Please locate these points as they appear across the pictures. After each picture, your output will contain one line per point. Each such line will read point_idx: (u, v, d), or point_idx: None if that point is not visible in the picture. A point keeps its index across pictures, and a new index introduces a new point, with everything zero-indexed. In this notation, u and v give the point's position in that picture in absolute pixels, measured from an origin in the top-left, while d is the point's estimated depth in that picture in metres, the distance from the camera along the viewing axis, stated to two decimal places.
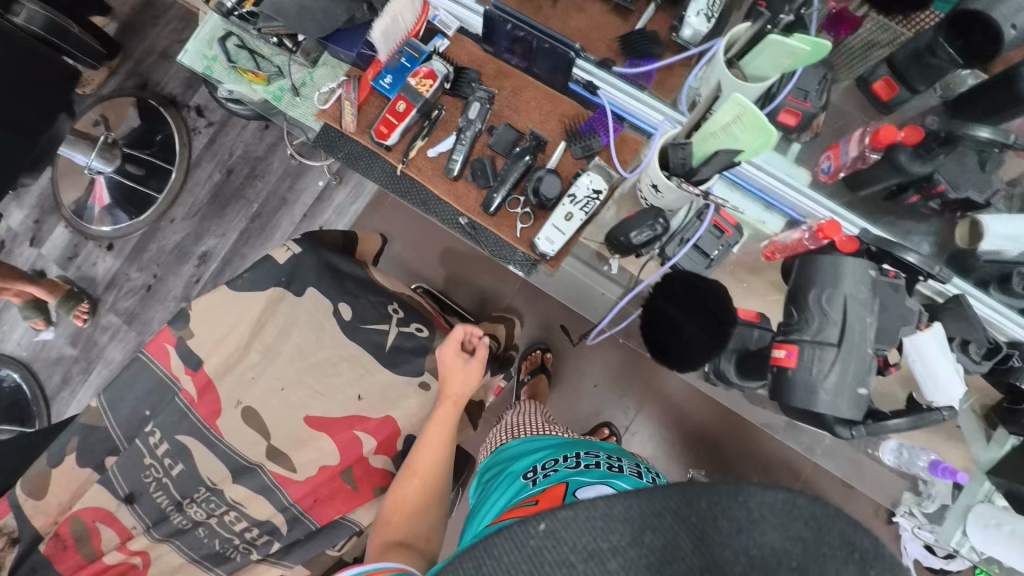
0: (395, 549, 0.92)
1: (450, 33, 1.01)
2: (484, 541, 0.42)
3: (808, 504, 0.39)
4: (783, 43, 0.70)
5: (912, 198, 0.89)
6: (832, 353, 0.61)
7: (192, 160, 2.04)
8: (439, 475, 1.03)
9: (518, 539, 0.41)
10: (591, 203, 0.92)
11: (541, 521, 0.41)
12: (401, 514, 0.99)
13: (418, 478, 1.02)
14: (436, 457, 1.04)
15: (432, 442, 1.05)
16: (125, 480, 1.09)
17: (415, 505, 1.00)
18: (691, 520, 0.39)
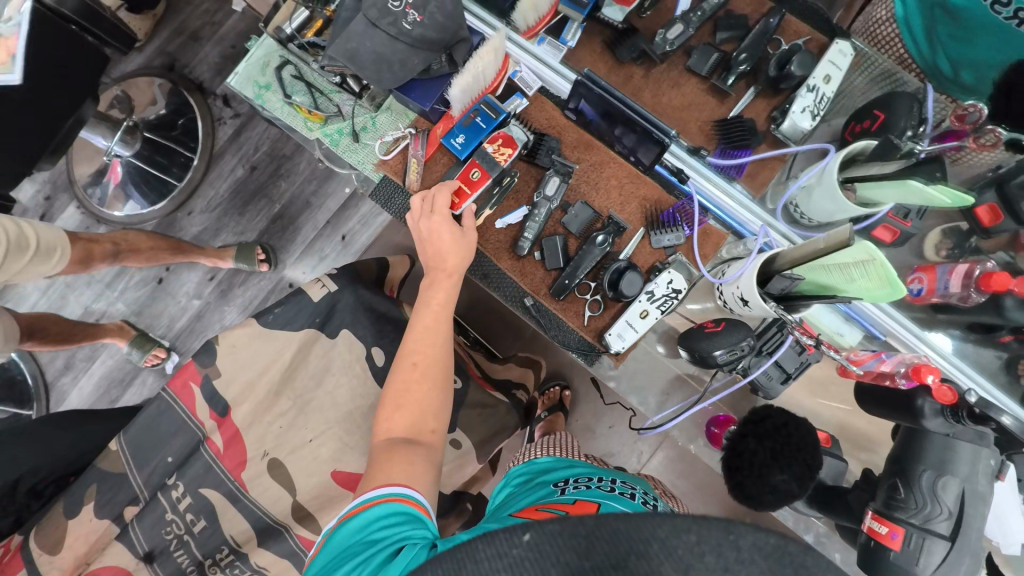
0: (403, 451, 0.73)
1: (530, 93, 0.94)
2: (469, 544, 0.48)
3: (799, 551, 0.43)
4: (921, 190, 0.65)
5: (1005, 336, 0.83)
6: (941, 545, 0.70)
7: (215, 152, 1.95)
8: (440, 355, 0.83)
9: (501, 548, 0.47)
10: (670, 301, 0.87)
11: (526, 532, 0.47)
12: (404, 403, 0.79)
13: (417, 362, 0.82)
14: (431, 336, 0.85)
15: (424, 322, 0.86)
16: (146, 538, 1.05)
17: (417, 392, 0.79)
18: (679, 553, 0.42)
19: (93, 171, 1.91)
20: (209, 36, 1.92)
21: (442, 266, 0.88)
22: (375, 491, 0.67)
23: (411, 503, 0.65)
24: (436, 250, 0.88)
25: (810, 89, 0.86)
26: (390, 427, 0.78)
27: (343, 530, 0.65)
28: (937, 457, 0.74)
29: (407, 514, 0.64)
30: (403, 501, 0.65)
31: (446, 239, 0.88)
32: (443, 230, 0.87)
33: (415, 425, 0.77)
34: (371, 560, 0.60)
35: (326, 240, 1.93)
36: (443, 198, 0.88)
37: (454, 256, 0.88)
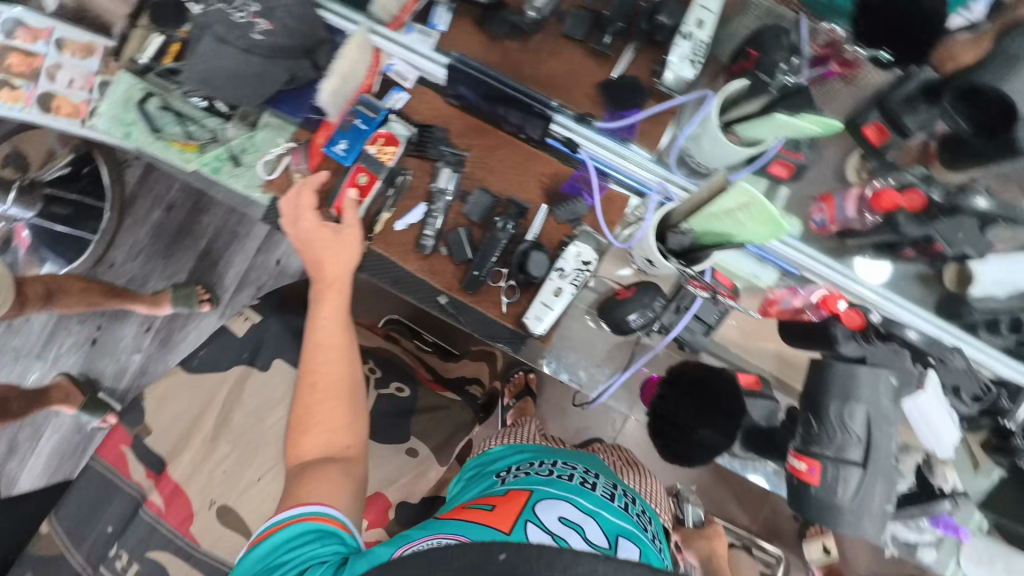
0: (319, 474, 0.74)
1: (408, 85, 0.90)
2: (449, 549, 0.58)
3: None
4: (787, 121, 0.66)
5: (908, 250, 0.84)
6: (856, 473, 0.59)
7: (127, 198, 1.86)
8: (343, 372, 0.81)
9: (479, 561, 0.56)
10: (582, 274, 0.86)
11: (503, 551, 0.57)
12: (310, 427, 0.78)
13: (315, 384, 0.79)
14: (332, 350, 0.82)
15: (320, 336, 0.83)
16: None
17: (322, 412, 0.78)
18: None
19: None
20: None
21: (326, 275, 0.85)
22: (289, 511, 0.69)
23: (322, 520, 0.68)
24: (318, 258, 0.85)
25: (685, 37, 0.85)
26: (303, 450, 0.77)
27: (251, 557, 0.67)
28: (842, 386, 0.61)
29: (318, 531, 0.67)
30: (314, 521, 0.67)
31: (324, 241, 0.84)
32: (320, 235, 0.84)
33: (329, 444, 0.77)
34: None
35: (260, 268, 1.86)
36: (309, 195, 0.86)
37: (332, 257, 0.84)
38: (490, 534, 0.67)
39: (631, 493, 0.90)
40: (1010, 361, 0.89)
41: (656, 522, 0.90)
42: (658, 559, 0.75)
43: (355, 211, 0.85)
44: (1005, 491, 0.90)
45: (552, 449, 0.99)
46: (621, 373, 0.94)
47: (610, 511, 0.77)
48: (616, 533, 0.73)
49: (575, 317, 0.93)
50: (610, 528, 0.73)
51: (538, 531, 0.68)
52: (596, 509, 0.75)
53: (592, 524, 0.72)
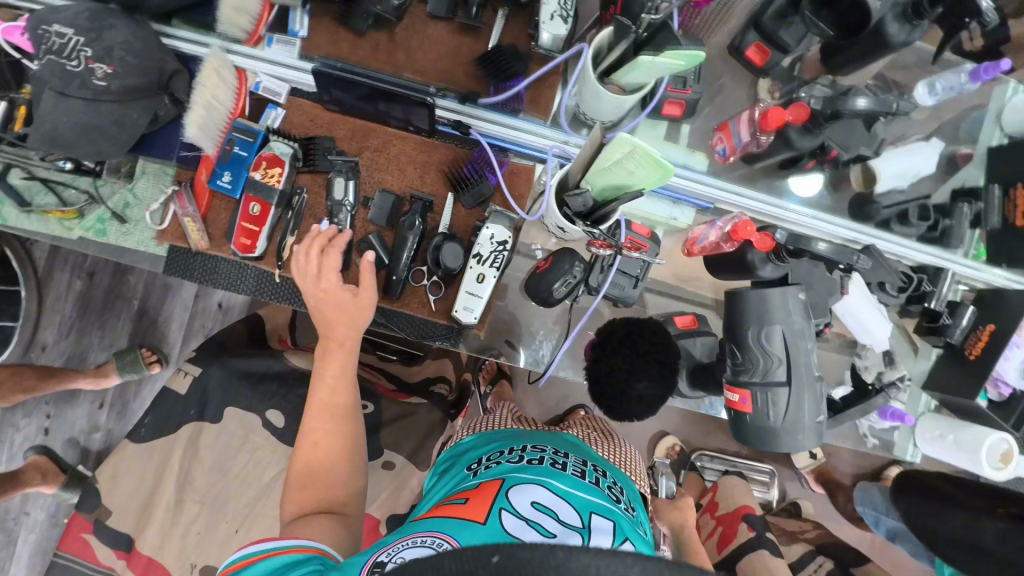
0: (307, 524, 0.72)
1: (282, 100, 0.86)
2: (441, 559, 0.52)
3: None
4: (652, 63, 0.65)
5: (809, 162, 0.84)
6: (784, 392, 0.60)
7: (42, 275, 1.75)
8: (344, 433, 0.79)
9: (470, 567, 0.50)
10: (501, 255, 0.84)
11: (496, 553, 0.50)
12: (310, 482, 0.76)
13: (319, 441, 0.77)
14: (342, 407, 0.79)
15: (330, 392, 0.79)
16: None
17: (330, 465, 0.77)
18: None
19: None
20: None
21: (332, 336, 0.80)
22: (263, 544, 0.67)
23: (298, 550, 0.66)
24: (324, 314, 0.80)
25: None
26: (299, 498, 0.75)
27: None
28: (758, 310, 0.62)
29: (290, 562, 0.65)
30: (292, 551, 0.66)
31: (341, 302, 0.80)
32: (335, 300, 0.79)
33: (331, 495, 0.76)
34: None
35: (203, 315, 1.80)
36: (332, 259, 0.79)
37: (343, 321, 0.80)
38: (465, 530, 0.65)
39: (602, 466, 0.90)
40: (924, 248, 0.93)
41: (630, 489, 0.90)
42: (633, 530, 0.74)
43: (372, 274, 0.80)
44: (943, 370, 0.94)
45: (523, 432, 0.98)
46: (564, 344, 0.93)
47: (582, 489, 0.76)
48: (589, 511, 0.71)
49: (513, 296, 0.92)
50: (583, 506, 0.72)
51: (512, 518, 0.67)
52: (569, 490, 0.74)
53: (565, 506, 0.70)
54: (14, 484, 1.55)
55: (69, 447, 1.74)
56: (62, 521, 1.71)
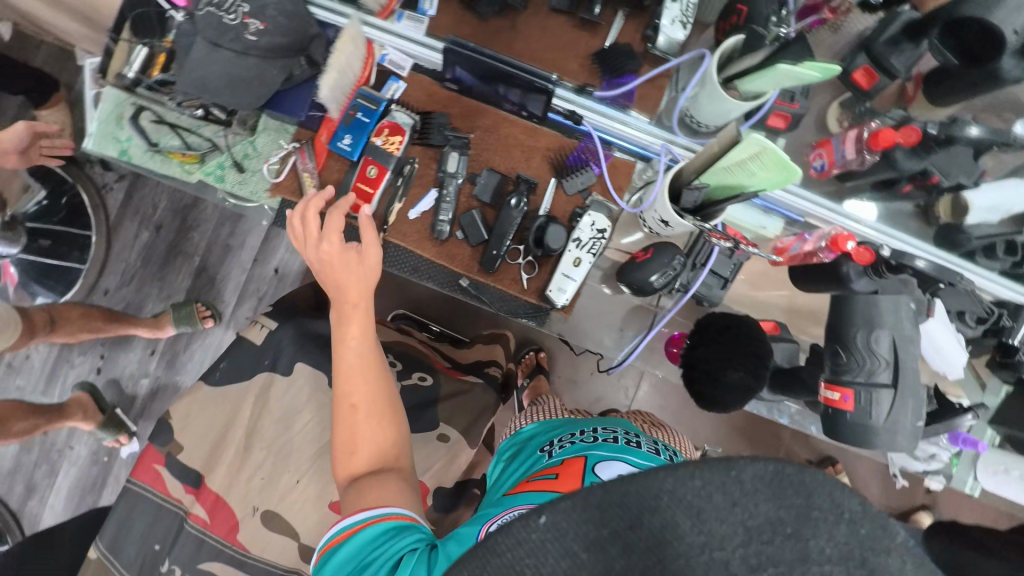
0: (369, 489, 0.71)
1: (404, 73, 0.90)
2: (489, 538, 0.43)
3: (795, 471, 0.39)
4: (789, 71, 0.67)
5: (906, 186, 0.87)
6: (888, 394, 0.64)
7: (112, 222, 1.82)
8: (381, 389, 0.78)
9: (518, 535, 0.41)
10: (598, 243, 0.88)
11: (542, 514, 0.41)
12: (355, 446, 0.75)
13: (357, 405, 0.75)
14: (366, 371, 0.77)
15: (352, 358, 0.77)
16: None
17: (367, 431, 0.75)
18: (686, 498, 0.38)
19: None
20: None
21: (345, 298, 0.78)
22: (359, 514, 0.67)
23: (395, 517, 0.66)
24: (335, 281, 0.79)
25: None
26: (350, 468, 0.75)
27: (332, 564, 0.65)
28: (865, 315, 0.65)
29: (390, 530, 0.65)
30: (393, 518, 0.66)
31: (346, 265, 0.78)
32: (340, 263, 0.78)
33: (379, 456, 0.75)
34: None
35: (259, 278, 1.84)
36: (337, 218, 0.79)
37: (354, 283, 0.78)
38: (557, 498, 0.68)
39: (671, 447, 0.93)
40: (1006, 282, 0.94)
41: None
42: None
43: (372, 228, 0.79)
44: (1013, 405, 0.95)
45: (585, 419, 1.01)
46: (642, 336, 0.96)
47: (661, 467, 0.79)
48: None
49: None
50: None
51: None
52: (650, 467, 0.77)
53: None
54: (57, 415, 1.62)
55: (119, 389, 1.80)
56: (103, 459, 1.78)
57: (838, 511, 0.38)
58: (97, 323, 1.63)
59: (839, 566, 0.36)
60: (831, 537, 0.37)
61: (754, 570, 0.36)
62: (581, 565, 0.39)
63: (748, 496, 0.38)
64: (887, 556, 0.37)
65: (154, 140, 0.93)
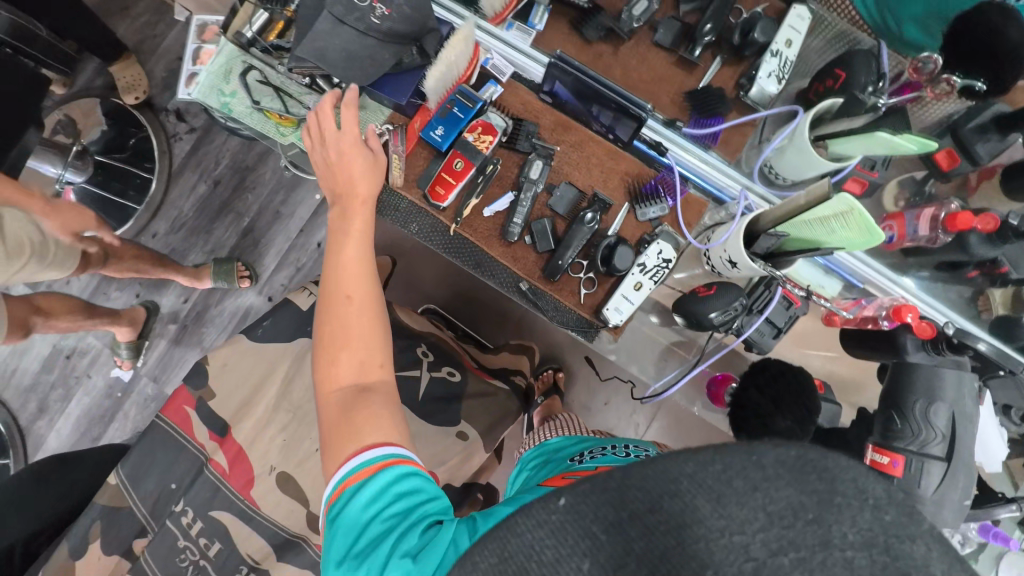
0: (363, 407, 0.67)
1: (504, 79, 0.94)
2: (510, 519, 0.40)
3: (818, 455, 0.33)
4: (888, 140, 0.69)
5: (972, 271, 0.89)
6: (938, 465, 0.72)
7: (174, 170, 1.88)
8: (375, 296, 0.76)
9: (539, 516, 0.38)
10: (661, 271, 0.89)
11: (563, 496, 0.38)
12: (341, 345, 0.71)
13: (353, 296, 0.73)
14: (362, 269, 0.77)
15: (351, 256, 0.77)
16: (161, 568, 1.03)
17: (360, 327, 0.72)
18: (706, 483, 0.33)
19: None
20: (152, 52, 1.86)
21: (355, 194, 0.82)
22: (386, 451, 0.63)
23: (410, 464, 0.64)
24: (344, 176, 0.84)
25: (774, 54, 0.89)
26: (334, 379, 0.70)
27: (354, 509, 0.60)
28: (925, 387, 0.75)
29: (415, 476, 0.63)
30: (410, 463, 0.64)
31: (358, 159, 0.83)
32: (354, 155, 0.83)
33: (365, 363, 0.71)
34: (408, 537, 0.57)
35: (300, 249, 1.86)
36: (353, 116, 0.84)
37: (364, 179, 0.82)
38: None
39: None
40: None
41: None
42: None
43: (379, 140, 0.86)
44: None
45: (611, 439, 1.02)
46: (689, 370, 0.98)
47: None
48: None
49: None
50: None
51: None
52: None
53: None
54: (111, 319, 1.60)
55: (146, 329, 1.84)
56: (117, 395, 1.81)
57: (862, 497, 0.32)
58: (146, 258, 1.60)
59: (863, 554, 0.30)
60: (856, 524, 0.31)
61: (774, 555, 0.30)
62: (602, 550, 0.34)
63: (769, 481, 0.32)
64: (911, 543, 0.31)
65: (254, 97, 0.98)
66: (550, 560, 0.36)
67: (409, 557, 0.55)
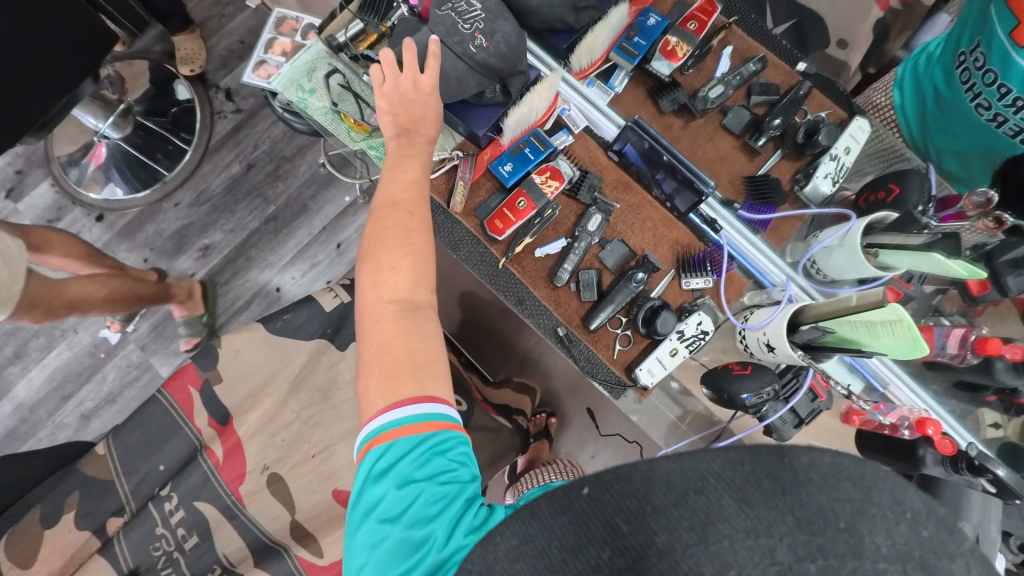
0: (411, 329, 0.65)
1: (576, 130, 0.97)
2: (531, 503, 0.41)
3: (854, 465, 0.34)
4: (941, 262, 0.73)
5: (990, 395, 0.92)
6: None
7: (211, 146, 1.86)
8: (426, 232, 0.73)
9: (561, 503, 0.38)
10: (697, 341, 0.91)
11: (586, 486, 0.38)
12: (393, 256, 0.69)
13: (416, 214, 0.73)
14: (415, 190, 0.75)
15: (408, 178, 0.75)
16: (133, 555, 1.03)
17: (417, 244, 0.71)
18: (734, 482, 0.34)
19: (75, 149, 1.80)
20: (216, 30, 1.88)
21: (423, 127, 0.78)
22: (434, 406, 0.62)
23: (444, 423, 0.62)
24: (408, 105, 0.77)
25: (832, 158, 0.93)
26: (383, 304, 0.67)
27: (397, 463, 0.58)
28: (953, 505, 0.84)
29: (451, 439, 0.61)
30: (444, 415, 0.62)
31: (423, 98, 0.77)
32: (430, 89, 0.77)
33: (412, 290, 0.68)
34: (453, 512, 0.56)
35: (319, 246, 1.83)
36: (432, 64, 0.77)
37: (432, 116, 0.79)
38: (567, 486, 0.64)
39: None
40: None
41: None
42: None
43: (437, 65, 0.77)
44: None
45: None
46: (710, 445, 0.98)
47: None
48: None
49: None
50: None
51: None
52: None
53: None
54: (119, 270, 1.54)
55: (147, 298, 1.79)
56: (100, 355, 1.74)
57: (898, 510, 0.32)
58: (130, 299, 1.51)
59: (896, 567, 0.29)
60: (891, 536, 0.31)
61: (801, 561, 0.30)
62: (623, 540, 0.34)
63: (799, 486, 0.32)
64: (951, 561, 0.30)
65: (331, 98, 1.01)
66: (571, 545, 0.36)
67: (471, 533, 0.54)
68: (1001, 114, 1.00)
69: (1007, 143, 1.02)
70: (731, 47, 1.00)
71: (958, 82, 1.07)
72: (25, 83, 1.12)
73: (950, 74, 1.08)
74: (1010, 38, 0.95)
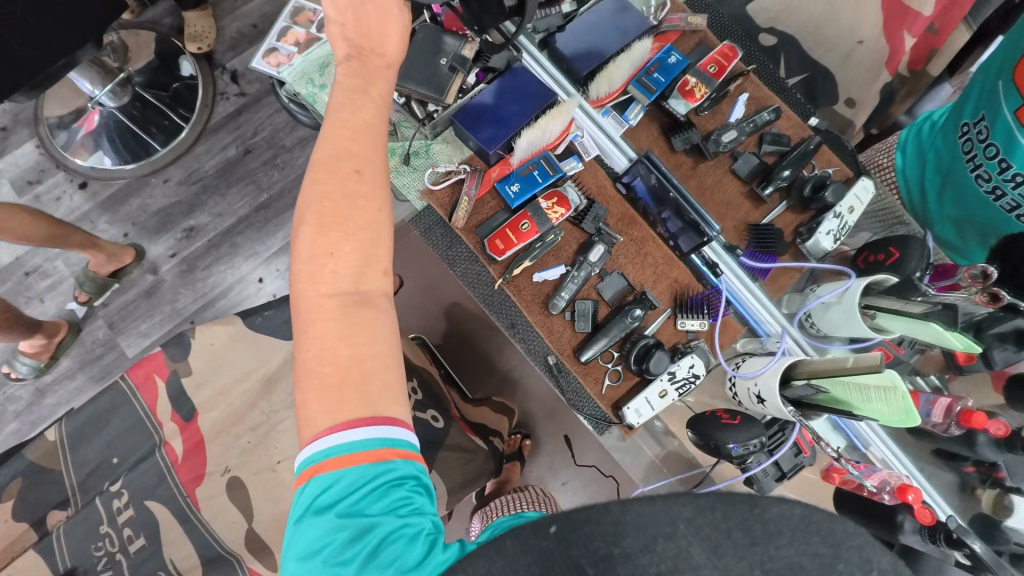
0: (357, 319, 0.60)
1: (587, 157, 0.95)
2: (497, 539, 0.43)
3: (823, 519, 0.37)
4: (938, 333, 0.72)
5: (969, 466, 0.92)
6: None
7: (209, 126, 1.80)
8: (375, 194, 0.66)
9: (529, 541, 0.40)
10: (687, 384, 0.89)
11: (554, 524, 0.41)
12: (337, 222, 0.62)
13: (362, 169, 0.65)
14: (368, 139, 0.68)
15: (362, 123, 0.67)
16: (71, 553, 0.97)
17: (362, 209, 0.64)
18: (704, 530, 0.36)
19: (66, 112, 1.74)
20: (230, 10, 1.85)
21: (380, 50, 0.71)
22: (391, 430, 0.57)
23: (398, 450, 0.57)
24: (365, 26, 0.69)
25: (836, 215, 0.93)
26: (327, 291, 0.61)
27: (348, 500, 0.54)
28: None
29: (409, 468, 0.57)
30: (402, 438, 0.58)
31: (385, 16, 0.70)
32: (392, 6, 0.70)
33: (358, 273, 0.62)
34: (410, 555, 0.53)
35: None
36: None
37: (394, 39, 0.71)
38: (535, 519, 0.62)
39: None
40: None
41: None
42: None
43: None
44: None
45: None
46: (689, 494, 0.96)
47: None
48: None
49: None
50: None
51: None
52: None
53: None
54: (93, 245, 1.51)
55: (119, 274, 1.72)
56: None
57: (865, 568, 0.36)
58: (14, 319, 1.43)
59: None
60: None
61: None
62: None
63: (768, 538, 0.36)
64: None
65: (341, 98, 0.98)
66: None
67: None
68: (1000, 188, 1.02)
69: (1005, 218, 1.04)
70: (747, 94, 1.00)
71: (958, 151, 1.09)
72: (25, 38, 1.08)
73: (951, 143, 1.10)
74: (1015, 117, 0.97)
